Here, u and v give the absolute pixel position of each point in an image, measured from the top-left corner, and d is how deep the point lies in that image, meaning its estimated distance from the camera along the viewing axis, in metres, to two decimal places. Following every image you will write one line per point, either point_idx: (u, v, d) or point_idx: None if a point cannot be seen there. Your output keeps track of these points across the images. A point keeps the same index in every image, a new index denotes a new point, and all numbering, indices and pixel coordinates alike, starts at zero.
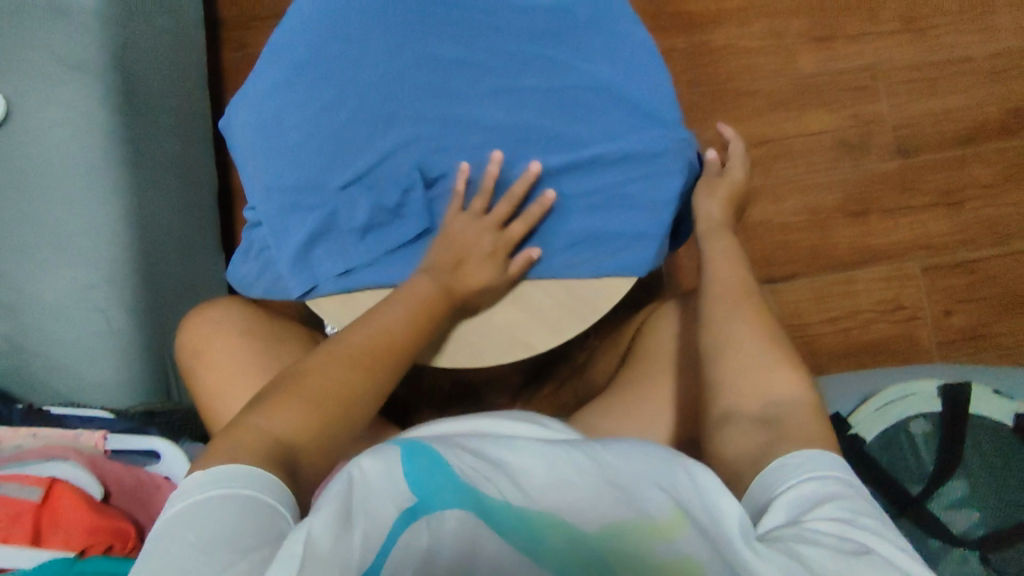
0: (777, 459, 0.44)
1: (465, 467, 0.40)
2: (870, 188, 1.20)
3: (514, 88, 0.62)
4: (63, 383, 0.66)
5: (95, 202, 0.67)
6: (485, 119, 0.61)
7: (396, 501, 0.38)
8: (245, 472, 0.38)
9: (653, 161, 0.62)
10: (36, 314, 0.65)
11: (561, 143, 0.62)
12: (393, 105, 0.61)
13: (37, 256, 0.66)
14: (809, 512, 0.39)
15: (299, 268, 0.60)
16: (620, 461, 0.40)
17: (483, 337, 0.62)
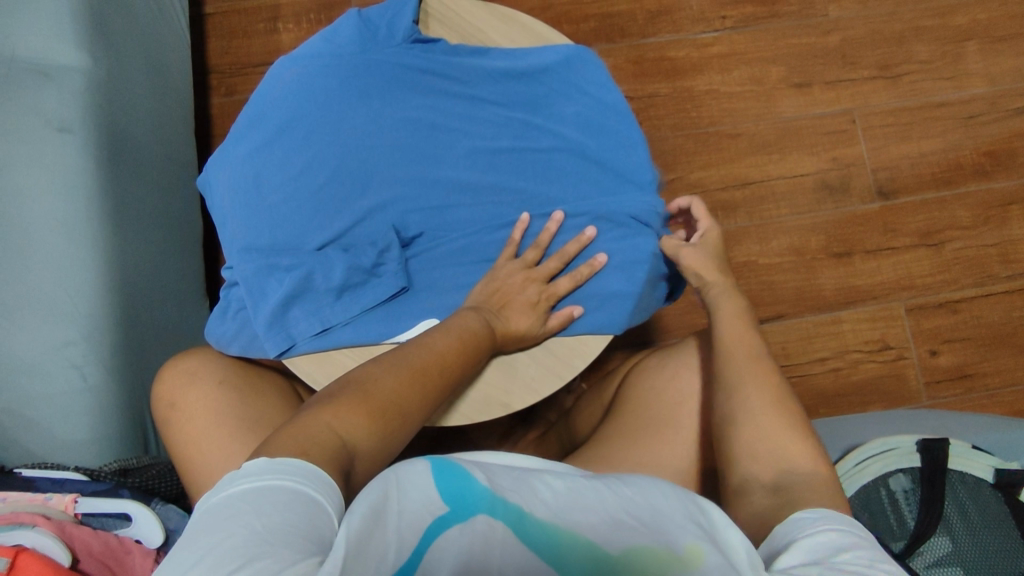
0: (797, 513, 0.47)
1: (494, 480, 0.43)
2: (852, 229, 1.22)
3: (487, 153, 0.68)
4: (36, 442, 0.65)
5: (74, 258, 0.67)
6: (459, 181, 0.67)
7: (430, 510, 0.40)
8: (298, 469, 0.38)
9: (617, 221, 0.68)
10: (10, 371, 0.65)
11: (532, 203, 0.68)
12: (371, 168, 0.66)
13: (15, 314, 0.66)
14: (829, 556, 0.41)
15: (275, 328, 0.62)
16: (638, 495, 0.44)
17: (480, 389, 0.64)
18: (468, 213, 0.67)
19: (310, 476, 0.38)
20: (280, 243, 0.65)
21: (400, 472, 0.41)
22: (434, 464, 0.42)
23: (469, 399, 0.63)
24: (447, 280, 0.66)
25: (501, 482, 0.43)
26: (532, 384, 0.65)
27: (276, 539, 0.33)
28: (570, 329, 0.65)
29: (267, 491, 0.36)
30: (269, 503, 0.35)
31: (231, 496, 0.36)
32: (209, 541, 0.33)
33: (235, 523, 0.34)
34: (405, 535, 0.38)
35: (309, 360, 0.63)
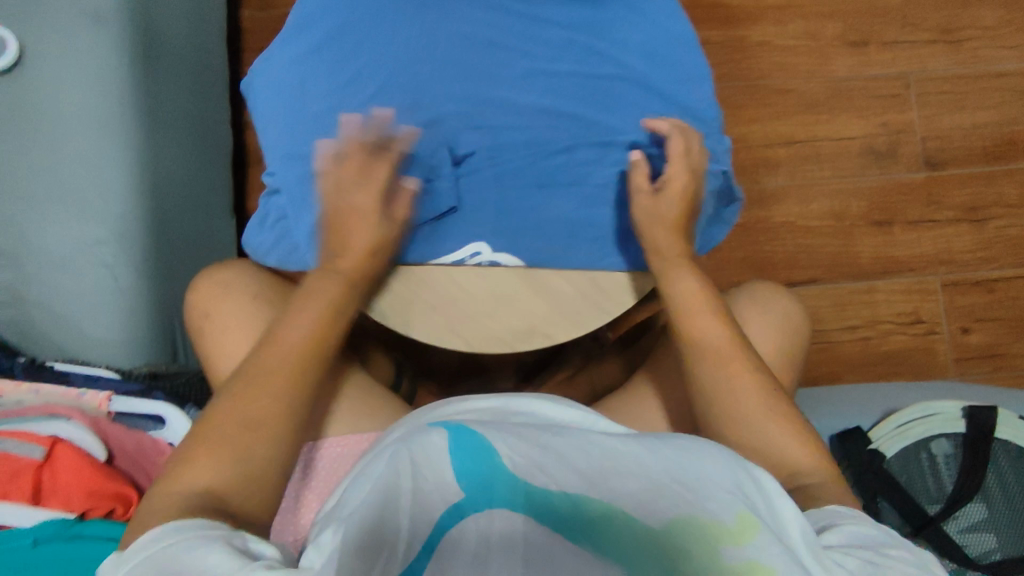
0: (828, 504, 0.49)
1: (514, 455, 0.45)
2: (895, 198, 1.18)
3: (547, 73, 0.65)
4: (66, 338, 0.64)
5: (109, 155, 0.64)
6: (516, 101, 0.64)
7: (446, 496, 0.45)
8: (207, 523, 0.44)
9: (678, 157, 0.65)
10: (39, 264, 0.62)
11: (595, 132, 0.64)
12: (423, 81, 0.63)
13: (44, 207, 0.63)
14: (878, 543, 0.44)
15: (318, 241, 0.61)
16: (676, 457, 0.42)
17: (500, 322, 0.62)
18: (523, 136, 0.63)
19: (211, 527, 0.44)
20: (324, 152, 0.61)
21: (416, 451, 0.44)
22: (450, 430, 0.45)
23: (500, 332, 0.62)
24: (498, 204, 0.62)
25: (523, 455, 0.45)
26: (577, 317, 0.63)
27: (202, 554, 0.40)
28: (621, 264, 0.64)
29: (195, 538, 0.43)
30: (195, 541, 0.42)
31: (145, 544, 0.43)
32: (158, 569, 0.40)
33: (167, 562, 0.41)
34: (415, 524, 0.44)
35: None
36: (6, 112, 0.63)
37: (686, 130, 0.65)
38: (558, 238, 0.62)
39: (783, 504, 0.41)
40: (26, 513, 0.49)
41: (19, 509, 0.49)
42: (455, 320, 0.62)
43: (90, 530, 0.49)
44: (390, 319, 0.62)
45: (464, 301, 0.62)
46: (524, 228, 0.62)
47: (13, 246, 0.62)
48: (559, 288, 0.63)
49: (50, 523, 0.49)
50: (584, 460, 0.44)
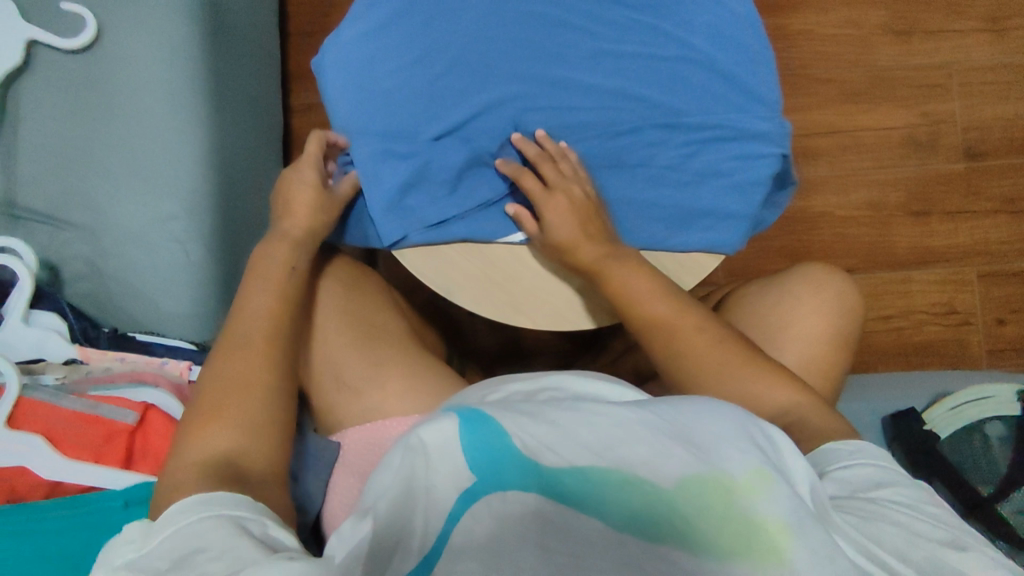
0: (828, 446, 0.47)
1: (523, 435, 0.35)
2: (934, 189, 1.18)
3: (613, 55, 0.65)
4: (137, 311, 0.65)
5: (178, 130, 0.65)
6: (583, 82, 0.65)
7: (455, 482, 0.36)
8: (229, 500, 0.39)
9: (741, 139, 0.65)
10: (114, 238, 0.64)
11: (660, 113, 0.65)
12: (492, 60, 0.64)
13: (120, 181, 0.64)
14: (872, 489, 0.41)
15: (390, 216, 0.61)
16: (688, 417, 0.35)
17: (551, 293, 0.63)
18: (589, 116, 0.64)
19: (234, 505, 0.39)
20: (394, 130, 0.62)
21: (425, 438, 0.35)
22: (459, 415, 0.35)
23: (550, 303, 0.63)
24: None
25: (530, 435, 0.35)
26: None
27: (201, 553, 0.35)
28: (686, 246, 0.64)
29: (211, 522, 0.38)
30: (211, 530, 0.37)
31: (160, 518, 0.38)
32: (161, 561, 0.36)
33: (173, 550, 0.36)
34: (431, 515, 0.35)
35: (418, 252, 0.62)
36: (83, 87, 0.64)
37: (748, 113, 0.66)
38: (620, 216, 0.64)
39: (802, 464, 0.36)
40: (118, 475, 0.51)
41: (112, 472, 0.51)
42: (521, 295, 0.62)
43: None
44: (456, 296, 0.62)
45: (525, 277, 0.63)
46: None
47: (89, 218, 0.63)
48: None
49: (138, 485, 0.51)
50: (592, 431, 0.35)
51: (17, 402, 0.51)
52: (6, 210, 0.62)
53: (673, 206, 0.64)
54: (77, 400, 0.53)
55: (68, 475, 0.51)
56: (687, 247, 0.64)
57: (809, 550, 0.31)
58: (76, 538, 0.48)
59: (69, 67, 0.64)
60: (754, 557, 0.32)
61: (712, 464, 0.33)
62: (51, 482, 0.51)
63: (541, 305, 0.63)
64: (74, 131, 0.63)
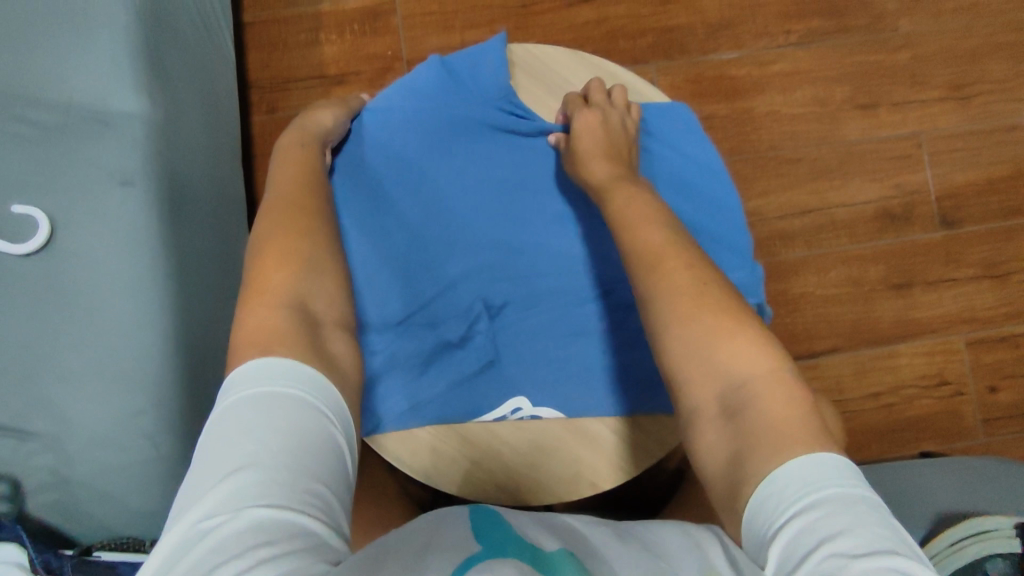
0: (761, 484, 0.38)
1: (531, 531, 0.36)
2: (914, 260, 1.18)
3: (580, 214, 0.65)
4: (109, 512, 0.63)
5: (140, 321, 0.64)
6: (549, 247, 0.64)
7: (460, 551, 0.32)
8: (305, 375, 0.40)
9: None
10: (78, 441, 0.62)
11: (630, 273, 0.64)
12: (456, 233, 0.63)
13: (82, 382, 0.62)
14: (804, 565, 0.33)
15: (361, 406, 0.59)
16: (659, 541, 0.37)
17: (540, 471, 0.61)
18: (557, 282, 0.64)
19: (315, 389, 0.40)
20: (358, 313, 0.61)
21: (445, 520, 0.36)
22: (476, 513, 0.36)
23: (540, 481, 0.61)
24: (534, 352, 0.62)
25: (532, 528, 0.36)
26: (624, 464, 0.61)
27: (305, 479, 0.36)
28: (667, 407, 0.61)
29: (285, 397, 0.39)
30: (280, 416, 0.38)
31: (277, 366, 0.40)
32: (279, 423, 0.37)
33: (275, 411, 0.38)
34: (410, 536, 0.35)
35: (394, 436, 0.60)
36: (40, 289, 0.63)
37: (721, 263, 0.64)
38: (600, 384, 0.62)
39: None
40: None
41: None
42: (502, 475, 0.61)
43: None
44: (435, 480, 0.60)
45: (502, 453, 0.61)
46: (564, 378, 0.62)
47: (52, 426, 0.61)
48: (590, 429, 0.62)
49: None
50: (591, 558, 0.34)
51: None
52: None
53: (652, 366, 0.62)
54: None
55: None
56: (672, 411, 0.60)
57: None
58: None
59: (25, 272, 0.63)
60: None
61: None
62: None
63: (527, 483, 0.61)
64: (33, 335, 0.62)
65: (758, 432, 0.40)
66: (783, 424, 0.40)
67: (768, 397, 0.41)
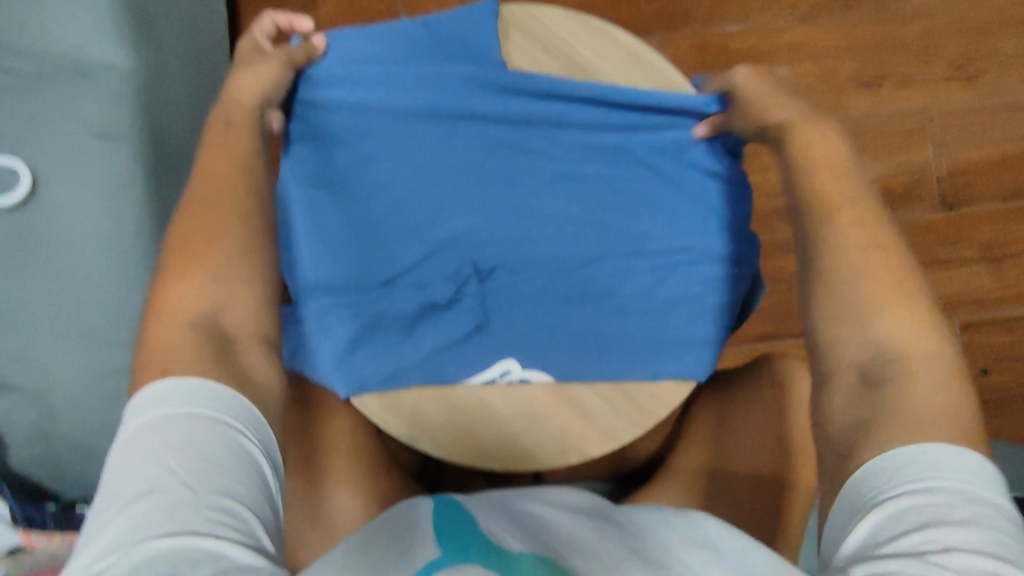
0: (878, 457, 0.38)
1: (491, 528, 0.40)
2: (916, 239, 1.12)
3: (575, 176, 0.64)
4: (93, 468, 0.63)
5: (123, 280, 0.63)
6: (543, 210, 0.63)
7: (423, 552, 0.36)
8: (203, 387, 0.38)
9: (709, 259, 0.63)
10: (62, 398, 0.61)
11: (624, 238, 0.63)
12: (445, 197, 0.62)
13: (65, 338, 0.62)
14: (902, 537, 0.33)
15: (344, 367, 0.58)
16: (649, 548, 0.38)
17: (526, 436, 0.60)
18: (549, 247, 0.63)
19: (218, 400, 0.38)
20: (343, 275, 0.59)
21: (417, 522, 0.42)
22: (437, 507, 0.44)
23: (525, 447, 0.60)
24: (523, 317, 0.61)
25: (495, 525, 0.41)
26: (612, 430, 0.61)
27: (209, 498, 0.34)
28: (657, 374, 0.61)
29: (182, 417, 0.36)
30: (178, 437, 0.35)
31: (172, 389, 0.37)
32: (177, 451, 0.35)
33: (173, 432, 0.36)
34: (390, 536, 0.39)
35: (379, 399, 0.59)
36: (21, 242, 0.61)
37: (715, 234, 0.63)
38: (588, 353, 0.61)
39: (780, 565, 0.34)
40: None
41: None
42: (491, 441, 0.60)
43: None
44: (420, 442, 0.59)
45: (491, 419, 0.60)
46: (556, 345, 0.61)
47: (34, 381, 0.61)
48: (580, 395, 0.61)
49: None
50: (553, 538, 0.40)
51: None
52: None
53: (641, 337, 0.62)
54: None
55: None
56: (661, 375, 0.61)
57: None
58: None
59: (4, 225, 0.61)
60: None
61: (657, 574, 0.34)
62: None
63: (511, 447, 0.60)
64: (14, 290, 0.61)
65: (913, 407, 0.41)
66: (939, 408, 0.40)
67: (923, 375, 0.42)
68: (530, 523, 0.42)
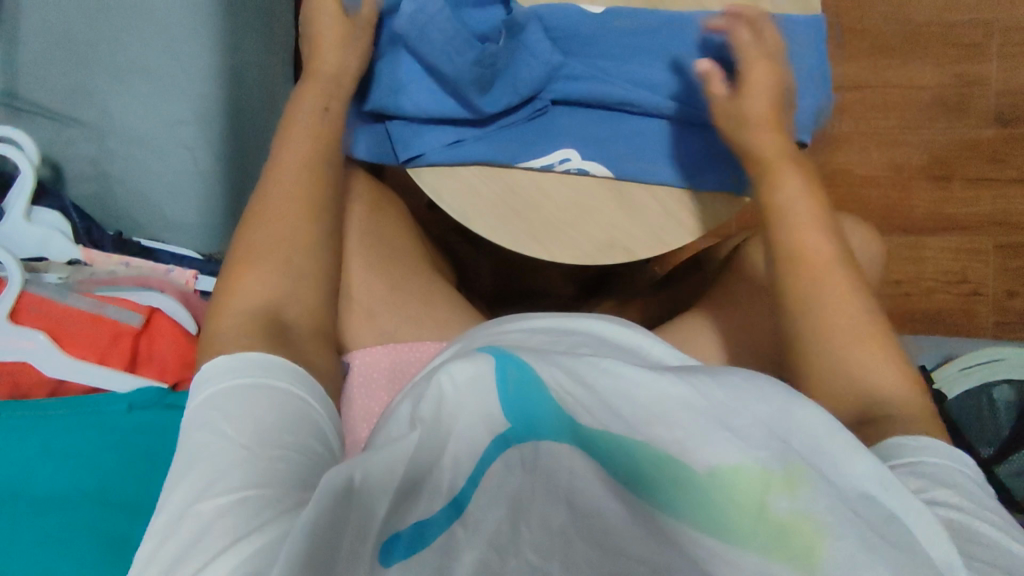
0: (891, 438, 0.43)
1: (561, 391, 0.37)
2: (955, 153, 1.10)
3: (673, 19, 0.60)
4: (146, 216, 0.65)
5: (190, 31, 0.64)
6: (630, 41, 0.61)
7: (488, 426, 0.37)
8: (269, 366, 0.41)
9: (791, 80, 0.61)
10: (122, 139, 0.64)
11: (711, 43, 0.61)
12: (529, 21, 0.59)
13: (129, 80, 0.63)
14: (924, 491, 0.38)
15: (411, 132, 0.59)
16: (727, 397, 0.34)
17: (575, 229, 0.60)
18: (634, 40, 0.61)
19: (277, 373, 0.41)
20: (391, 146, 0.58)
21: (453, 373, 0.37)
22: (493, 358, 0.37)
23: (569, 240, 0.60)
24: (590, 112, 0.61)
25: (568, 390, 0.37)
26: (660, 235, 0.61)
27: (281, 452, 0.37)
28: (711, 182, 0.61)
29: (249, 392, 0.39)
30: (250, 404, 0.39)
31: (256, 362, 0.41)
32: (236, 421, 0.38)
33: (247, 405, 0.39)
34: (456, 391, 0.37)
35: (437, 173, 0.60)
36: None
37: (797, 60, 0.61)
38: (648, 153, 0.61)
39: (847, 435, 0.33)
40: (112, 377, 0.53)
41: (101, 371, 0.52)
42: (544, 226, 0.60)
43: (144, 400, 0.52)
44: (475, 224, 0.59)
45: (546, 207, 0.60)
46: (615, 137, 0.61)
47: (97, 117, 0.63)
48: (637, 197, 0.61)
49: (142, 389, 0.53)
50: (631, 406, 0.36)
51: (19, 297, 0.52)
52: (9, 103, 0.62)
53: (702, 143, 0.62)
54: (82, 299, 0.53)
55: (73, 376, 0.52)
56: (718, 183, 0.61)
57: (845, 543, 0.30)
58: (83, 437, 0.50)
59: None
60: (785, 557, 0.31)
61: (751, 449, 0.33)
62: (55, 381, 0.52)
63: (555, 233, 0.60)
64: (85, 23, 0.63)
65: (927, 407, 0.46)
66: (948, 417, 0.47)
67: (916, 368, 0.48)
68: (601, 382, 0.36)
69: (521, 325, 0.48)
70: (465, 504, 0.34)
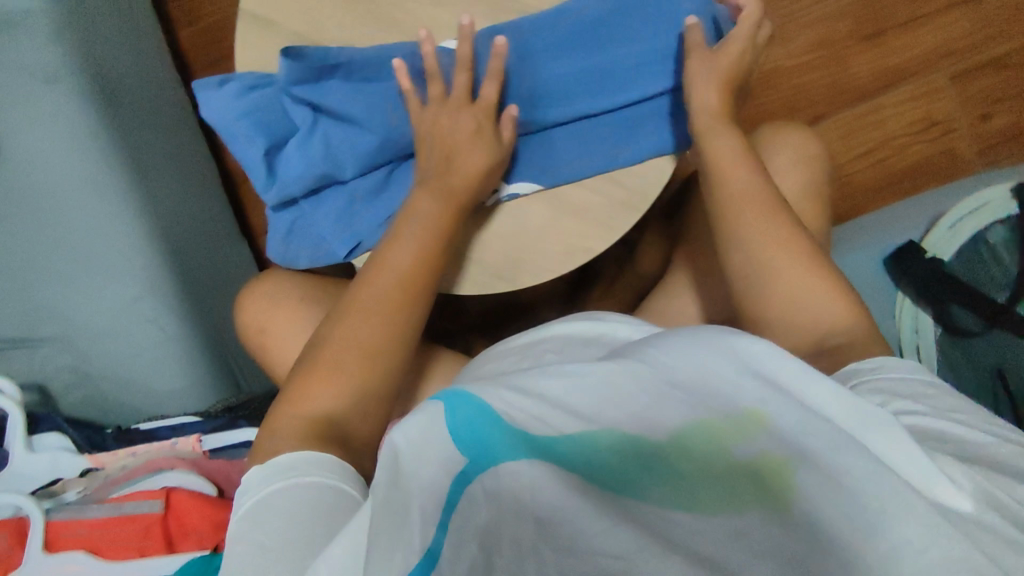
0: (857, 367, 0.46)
1: (514, 410, 0.34)
2: (878, 5, 1.06)
3: (537, 20, 0.60)
4: (142, 396, 0.70)
5: (112, 217, 0.65)
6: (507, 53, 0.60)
7: (443, 467, 0.32)
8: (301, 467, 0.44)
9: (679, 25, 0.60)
10: (88, 339, 0.67)
11: (585, 25, 0.60)
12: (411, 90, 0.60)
13: (74, 281, 0.65)
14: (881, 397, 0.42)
15: (343, 227, 0.62)
16: (677, 362, 0.33)
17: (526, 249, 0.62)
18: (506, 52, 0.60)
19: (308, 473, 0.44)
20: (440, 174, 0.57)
21: (404, 439, 0.33)
22: (444, 402, 0.34)
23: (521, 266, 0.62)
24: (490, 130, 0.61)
25: (519, 406, 0.34)
26: (612, 222, 0.62)
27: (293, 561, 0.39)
28: (631, 155, 0.61)
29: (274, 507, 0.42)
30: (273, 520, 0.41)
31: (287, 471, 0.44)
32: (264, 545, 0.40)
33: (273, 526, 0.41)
34: (419, 445, 0.33)
35: None
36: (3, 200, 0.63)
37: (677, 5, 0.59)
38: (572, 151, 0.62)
39: (789, 364, 0.31)
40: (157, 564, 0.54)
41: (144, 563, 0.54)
42: (500, 261, 0.62)
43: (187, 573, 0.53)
44: None
45: (494, 242, 0.62)
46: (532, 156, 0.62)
47: (59, 328, 0.66)
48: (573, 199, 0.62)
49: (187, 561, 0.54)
50: (591, 402, 0.34)
51: (47, 527, 0.55)
52: None
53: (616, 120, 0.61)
54: (102, 507, 0.56)
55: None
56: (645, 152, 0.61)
57: (818, 483, 0.28)
58: None
59: None
60: (758, 503, 0.29)
61: (708, 411, 0.31)
62: None
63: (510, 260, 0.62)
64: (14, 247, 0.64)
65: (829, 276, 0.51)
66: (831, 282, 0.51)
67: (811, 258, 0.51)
68: (553, 387, 0.35)
69: (495, 360, 0.48)
70: (438, 551, 0.29)
